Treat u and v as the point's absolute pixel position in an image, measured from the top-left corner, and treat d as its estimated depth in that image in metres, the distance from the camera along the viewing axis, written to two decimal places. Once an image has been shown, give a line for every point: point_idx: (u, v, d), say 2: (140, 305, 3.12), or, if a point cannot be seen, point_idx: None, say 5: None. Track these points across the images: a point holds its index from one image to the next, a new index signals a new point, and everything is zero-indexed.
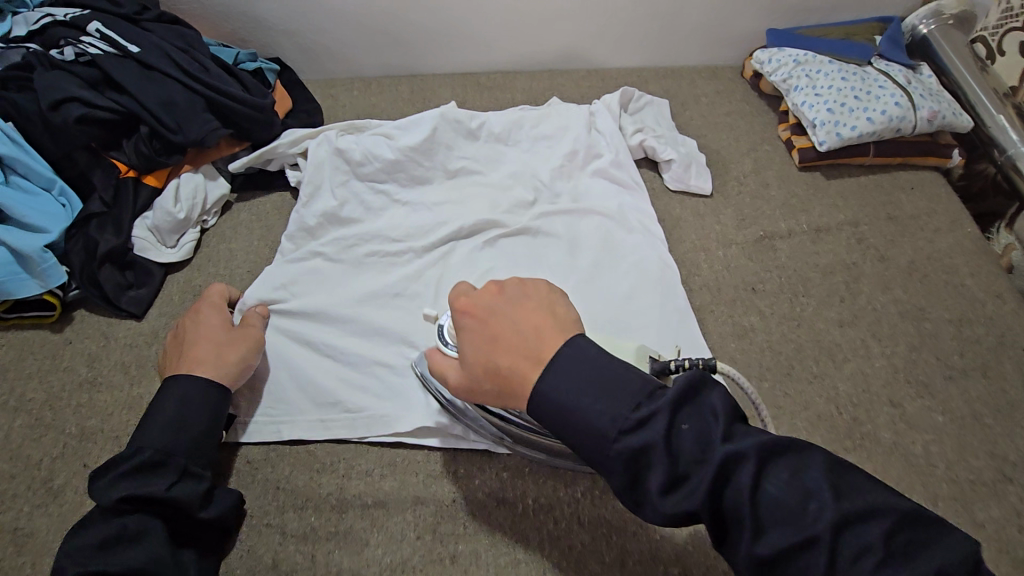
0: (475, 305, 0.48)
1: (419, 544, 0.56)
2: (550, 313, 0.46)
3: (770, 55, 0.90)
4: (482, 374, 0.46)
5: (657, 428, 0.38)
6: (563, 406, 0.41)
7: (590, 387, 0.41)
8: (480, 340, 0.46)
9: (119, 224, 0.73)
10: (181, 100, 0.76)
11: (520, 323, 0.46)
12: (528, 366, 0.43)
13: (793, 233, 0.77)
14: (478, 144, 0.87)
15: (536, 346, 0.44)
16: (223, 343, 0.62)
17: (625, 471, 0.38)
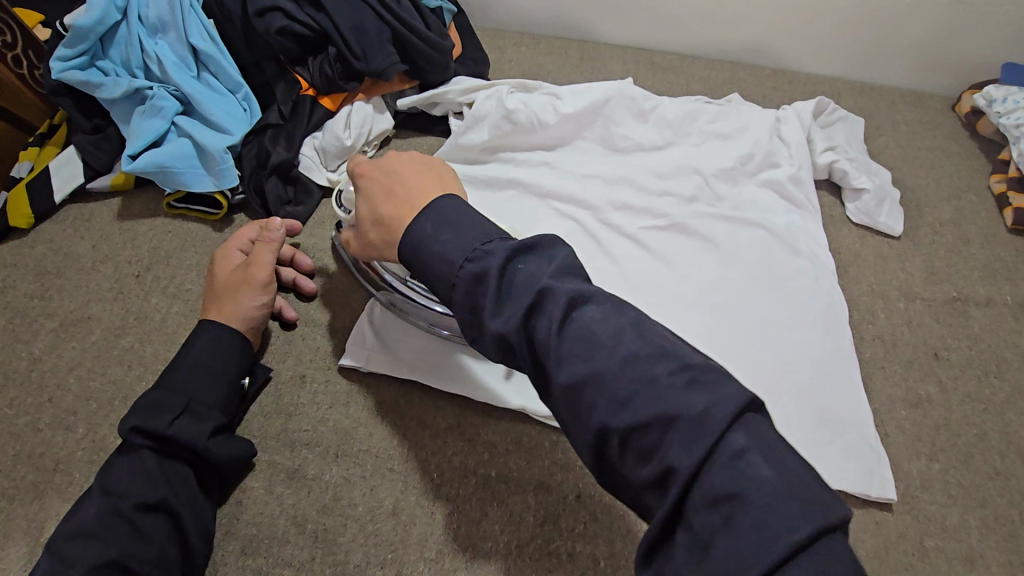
0: (372, 169, 0.50)
1: (539, 532, 0.53)
2: (430, 180, 0.48)
3: (1004, 92, 0.78)
4: (370, 225, 0.49)
5: (493, 261, 0.40)
6: (420, 237, 0.43)
7: (446, 227, 0.43)
8: (376, 195, 0.49)
9: (291, 138, 0.74)
10: (370, 27, 0.75)
11: (400, 186, 0.48)
12: (406, 215, 0.46)
13: (992, 301, 0.68)
14: (646, 125, 0.82)
15: (416, 198, 0.46)
16: (212, 289, 0.60)
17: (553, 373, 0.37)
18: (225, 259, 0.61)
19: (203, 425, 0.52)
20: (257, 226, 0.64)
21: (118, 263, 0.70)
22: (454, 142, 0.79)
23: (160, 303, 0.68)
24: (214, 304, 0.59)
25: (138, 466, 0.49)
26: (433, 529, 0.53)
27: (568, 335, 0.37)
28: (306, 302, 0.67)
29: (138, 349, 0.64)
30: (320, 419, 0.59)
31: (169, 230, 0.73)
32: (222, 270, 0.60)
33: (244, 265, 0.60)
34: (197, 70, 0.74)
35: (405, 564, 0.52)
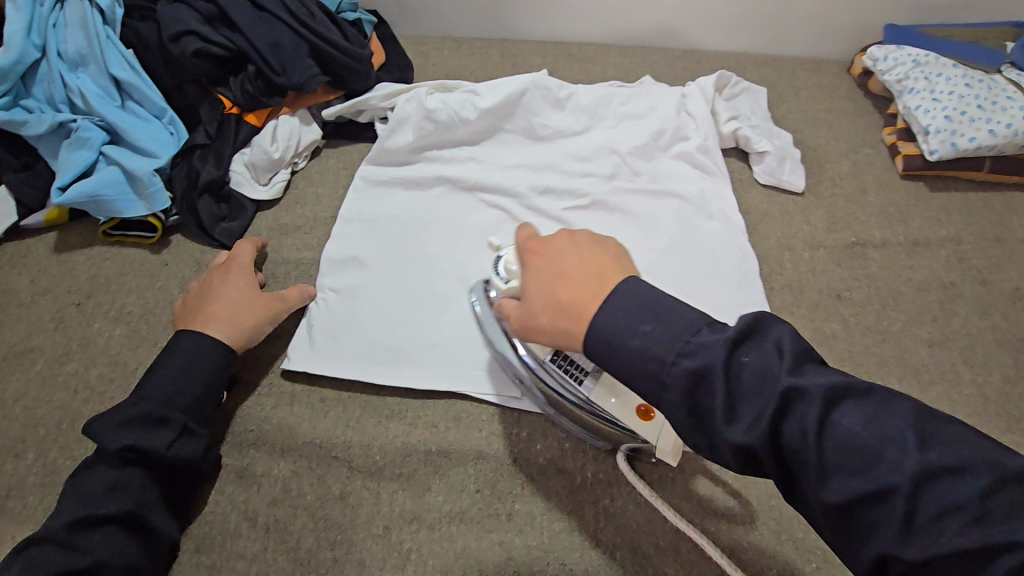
0: (545, 248, 0.46)
1: (479, 497, 0.57)
2: (610, 264, 0.43)
3: (885, 51, 0.84)
4: (540, 317, 0.43)
5: (714, 355, 0.35)
6: (609, 331, 0.38)
7: (628, 327, 0.37)
8: (544, 278, 0.44)
9: (220, 157, 0.77)
10: (286, 42, 0.78)
11: (570, 278, 0.43)
12: (588, 302, 0.40)
13: (888, 243, 0.73)
14: (564, 113, 0.86)
15: (602, 283, 0.41)
16: (226, 298, 0.62)
17: (682, 399, 0.35)
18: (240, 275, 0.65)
19: (190, 442, 0.54)
20: (251, 243, 0.70)
21: (57, 293, 0.72)
22: (381, 147, 0.82)
23: (102, 327, 0.69)
24: (227, 314, 0.61)
25: (119, 475, 0.51)
26: (379, 507, 0.56)
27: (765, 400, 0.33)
28: None
29: (83, 374, 0.66)
30: (264, 419, 0.62)
31: (106, 257, 0.75)
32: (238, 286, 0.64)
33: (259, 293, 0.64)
34: (121, 100, 0.76)
35: (354, 543, 0.55)
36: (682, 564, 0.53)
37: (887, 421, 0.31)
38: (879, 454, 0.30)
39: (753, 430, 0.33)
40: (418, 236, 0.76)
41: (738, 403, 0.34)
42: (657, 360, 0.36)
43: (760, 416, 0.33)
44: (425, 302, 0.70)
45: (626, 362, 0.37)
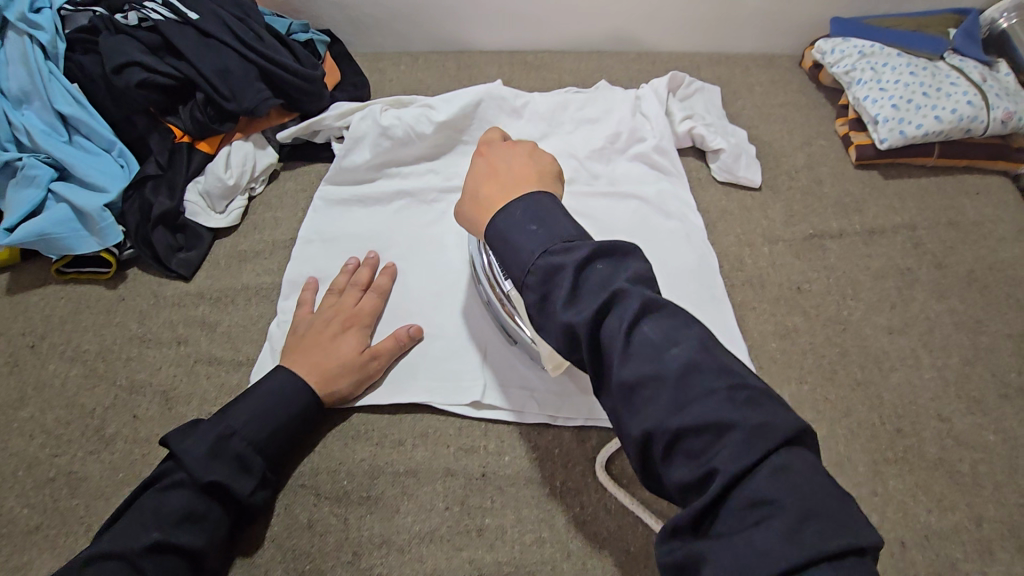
0: (490, 149, 0.54)
1: (448, 515, 0.56)
2: (538, 173, 0.51)
3: (832, 45, 0.85)
4: (462, 206, 0.53)
5: (574, 255, 0.41)
6: (507, 225, 0.44)
7: (525, 222, 0.44)
8: (481, 177, 0.52)
9: (173, 186, 0.76)
10: (235, 68, 0.77)
11: (501, 179, 0.50)
12: (500, 195, 0.49)
13: (845, 233, 0.74)
14: (521, 122, 0.86)
15: (518, 187, 0.49)
16: (317, 345, 0.62)
17: (537, 288, 0.41)
18: (347, 338, 0.63)
19: (201, 521, 0.51)
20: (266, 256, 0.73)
21: (10, 336, 0.70)
22: (338, 166, 0.81)
23: (58, 368, 0.68)
24: (311, 362, 0.60)
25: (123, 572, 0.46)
26: (346, 534, 0.55)
27: (617, 320, 0.38)
28: (209, 341, 0.70)
29: (38, 418, 0.64)
30: None
31: (60, 295, 0.73)
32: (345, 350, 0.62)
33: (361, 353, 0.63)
34: (69, 135, 0.75)
35: (323, 573, 0.54)
36: (654, 569, 0.53)
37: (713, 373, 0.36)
38: (698, 396, 0.35)
39: (628, 365, 0.37)
40: (380, 253, 0.75)
41: (580, 296, 0.40)
42: (528, 251, 0.43)
43: (622, 323, 0.37)
44: (389, 318, 0.69)
45: (509, 243, 0.44)
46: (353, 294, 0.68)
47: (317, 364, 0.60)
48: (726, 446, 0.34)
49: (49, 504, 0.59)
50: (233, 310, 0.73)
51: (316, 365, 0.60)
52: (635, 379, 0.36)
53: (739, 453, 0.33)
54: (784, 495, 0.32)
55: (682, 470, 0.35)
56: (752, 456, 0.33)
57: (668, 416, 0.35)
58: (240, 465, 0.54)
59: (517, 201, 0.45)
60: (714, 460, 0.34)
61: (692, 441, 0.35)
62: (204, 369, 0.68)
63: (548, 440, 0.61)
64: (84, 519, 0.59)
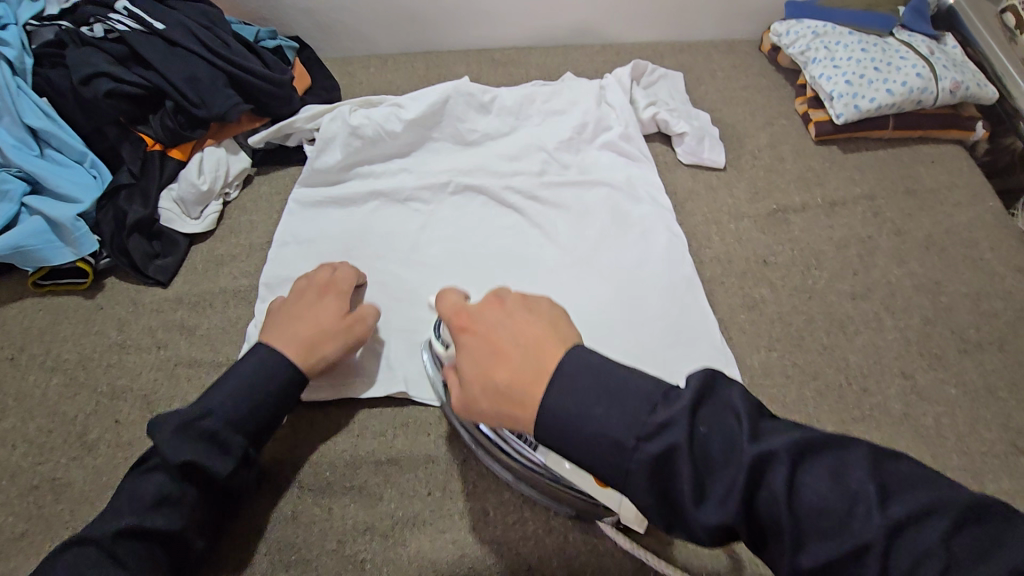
0: (474, 321, 0.47)
1: (431, 498, 0.57)
2: (547, 329, 0.44)
3: (787, 27, 0.88)
4: (479, 395, 0.43)
5: (671, 433, 0.35)
6: (563, 414, 0.38)
7: (573, 393, 0.39)
8: (482, 355, 0.44)
9: (146, 195, 0.76)
10: (203, 75, 0.78)
11: (512, 355, 0.43)
12: (532, 384, 0.41)
13: (807, 206, 0.76)
14: (490, 117, 0.87)
15: (539, 359, 0.42)
16: (300, 318, 0.60)
17: (639, 477, 0.36)
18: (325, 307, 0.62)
19: (176, 505, 0.50)
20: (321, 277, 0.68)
21: None
22: (311, 167, 0.81)
23: (38, 379, 0.68)
24: (294, 335, 0.58)
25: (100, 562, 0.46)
26: (331, 522, 0.56)
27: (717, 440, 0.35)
28: (189, 344, 0.71)
29: (19, 429, 0.65)
30: None
31: (37, 308, 0.73)
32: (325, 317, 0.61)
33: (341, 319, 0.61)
34: (39, 148, 0.75)
35: (310, 562, 0.54)
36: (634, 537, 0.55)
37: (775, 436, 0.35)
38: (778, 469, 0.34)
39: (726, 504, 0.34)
40: (356, 250, 0.76)
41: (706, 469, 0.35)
42: (613, 440, 0.37)
43: (733, 488, 0.34)
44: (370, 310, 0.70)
45: (552, 420, 0.39)
46: (326, 267, 0.67)
47: (296, 338, 0.58)
48: (842, 497, 0.32)
49: (33, 512, 0.60)
50: (213, 314, 0.73)
51: (295, 340, 0.58)
52: (729, 502, 0.34)
53: (858, 500, 0.32)
54: (929, 519, 0.31)
55: (822, 547, 0.32)
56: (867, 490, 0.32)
57: (769, 502, 0.33)
58: (212, 443, 0.51)
59: (551, 398, 0.39)
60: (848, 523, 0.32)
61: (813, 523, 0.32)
62: (184, 372, 0.69)
63: None
64: (70, 523, 0.59)
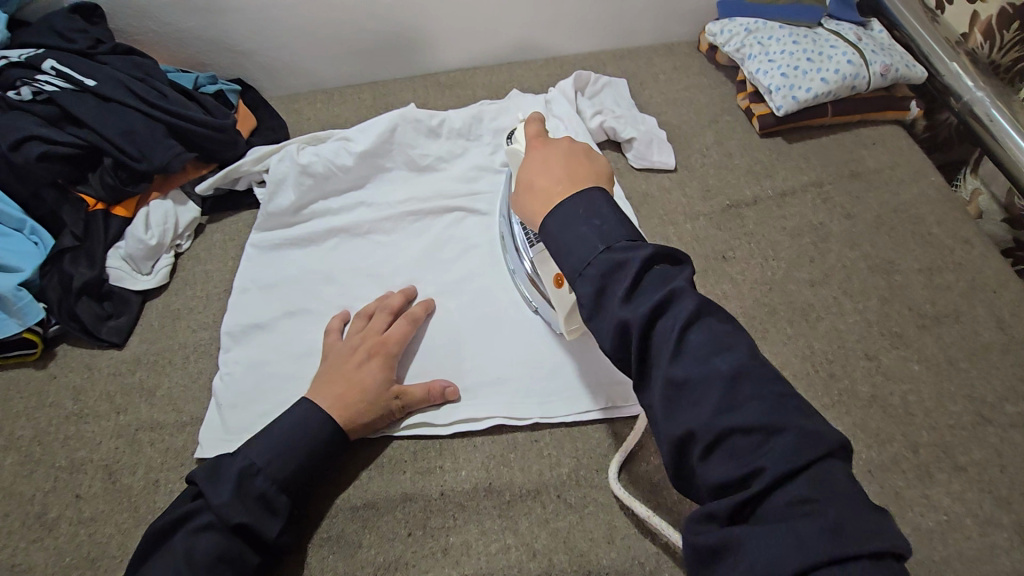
0: (546, 146, 0.57)
1: (411, 540, 0.56)
2: (582, 167, 0.54)
3: (721, 26, 0.90)
4: (521, 190, 0.55)
5: (635, 255, 0.44)
6: (567, 214, 0.48)
7: (581, 217, 0.47)
8: (535, 167, 0.55)
9: (92, 256, 0.74)
10: (140, 128, 0.77)
11: (552, 173, 0.54)
12: (555, 194, 0.51)
13: (759, 199, 0.77)
14: (440, 140, 0.86)
15: (566, 181, 0.52)
16: (343, 375, 0.60)
17: (596, 280, 0.44)
18: (371, 371, 0.61)
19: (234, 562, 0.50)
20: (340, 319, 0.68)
21: None
22: (264, 212, 0.80)
23: None
24: (334, 394, 0.59)
25: None
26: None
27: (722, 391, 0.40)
28: (149, 405, 0.69)
29: None
30: None
31: None
32: (369, 384, 0.60)
33: (385, 387, 0.61)
34: None
35: None
36: (619, 552, 0.55)
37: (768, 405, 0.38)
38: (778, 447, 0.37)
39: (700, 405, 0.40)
40: (321, 293, 0.75)
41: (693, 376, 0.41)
42: (591, 246, 0.45)
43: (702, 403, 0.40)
44: None
45: (557, 219, 0.48)
46: (383, 318, 0.67)
47: (337, 402, 0.58)
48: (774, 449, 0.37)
49: None
50: (172, 373, 0.71)
51: (337, 404, 0.58)
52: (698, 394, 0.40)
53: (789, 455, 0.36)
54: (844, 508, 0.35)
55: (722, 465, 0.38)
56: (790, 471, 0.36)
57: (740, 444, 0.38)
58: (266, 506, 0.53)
59: (565, 204, 0.48)
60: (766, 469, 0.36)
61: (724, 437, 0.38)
62: (146, 436, 0.66)
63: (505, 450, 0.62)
64: None
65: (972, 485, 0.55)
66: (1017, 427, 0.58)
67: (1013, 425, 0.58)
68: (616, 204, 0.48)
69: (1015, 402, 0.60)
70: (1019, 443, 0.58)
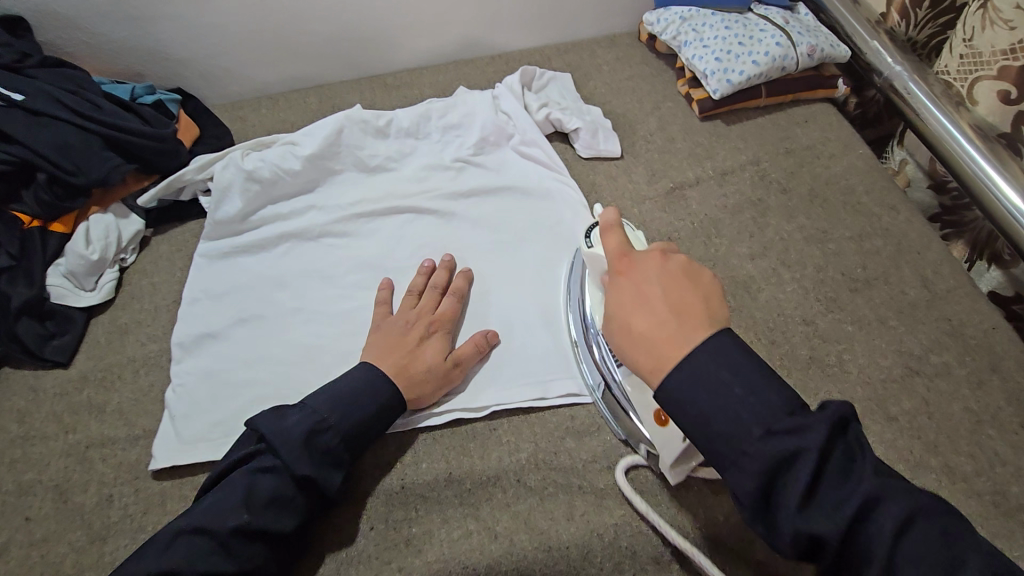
0: (636, 267, 0.49)
1: (373, 534, 0.56)
2: (695, 304, 0.46)
3: (657, 15, 0.93)
4: (621, 339, 0.47)
5: (809, 438, 0.39)
6: (694, 374, 0.43)
7: (720, 382, 0.42)
8: (626, 301, 0.48)
9: (31, 274, 0.72)
10: (75, 141, 0.75)
11: (658, 300, 0.46)
12: (670, 351, 0.44)
13: (701, 180, 0.80)
14: (389, 140, 0.86)
15: (684, 333, 0.44)
16: (404, 347, 0.62)
17: (753, 467, 0.39)
18: (433, 349, 0.63)
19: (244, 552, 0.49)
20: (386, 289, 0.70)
21: None
22: (211, 221, 0.79)
23: None
24: (398, 367, 0.60)
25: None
26: None
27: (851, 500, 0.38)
28: (99, 423, 0.67)
29: None
30: (137, 530, 0.60)
31: None
32: (433, 357, 0.62)
33: (448, 365, 0.63)
34: None
35: None
36: (578, 527, 0.56)
37: (896, 498, 0.38)
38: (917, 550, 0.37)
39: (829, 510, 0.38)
40: (274, 298, 0.74)
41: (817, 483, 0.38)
42: (739, 425, 0.41)
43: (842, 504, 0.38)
44: (299, 364, 0.69)
45: (670, 398, 0.43)
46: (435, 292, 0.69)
47: (408, 379, 0.60)
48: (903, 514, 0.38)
49: None
50: (123, 388, 0.69)
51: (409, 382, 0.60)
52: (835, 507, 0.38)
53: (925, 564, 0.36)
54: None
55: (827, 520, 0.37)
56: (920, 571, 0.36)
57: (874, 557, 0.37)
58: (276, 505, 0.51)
59: (689, 353, 0.43)
60: (869, 550, 0.37)
61: (828, 501, 0.38)
62: (97, 453, 0.65)
63: (463, 440, 0.62)
64: None
65: (903, 435, 0.58)
66: (944, 376, 0.62)
67: (939, 375, 0.62)
68: (742, 344, 0.44)
69: (941, 353, 0.63)
70: (947, 391, 0.61)
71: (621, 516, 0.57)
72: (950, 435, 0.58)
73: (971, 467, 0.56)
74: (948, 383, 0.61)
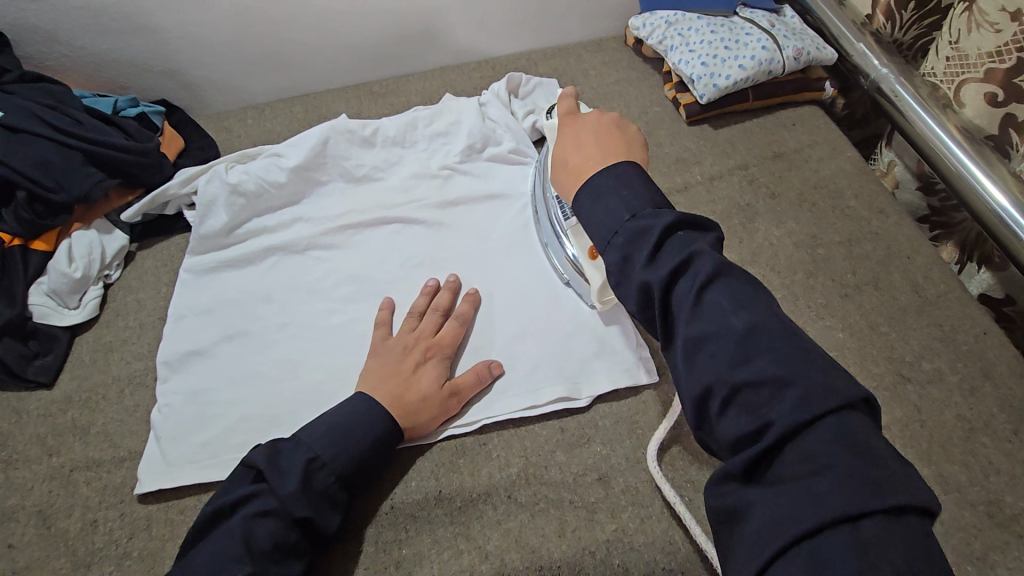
0: (579, 120, 0.62)
1: (363, 556, 0.55)
2: (620, 145, 0.57)
3: (643, 20, 0.92)
4: (560, 169, 0.59)
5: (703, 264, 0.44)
6: (606, 182, 0.51)
7: (615, 188, 0.51)
8: (567, 142, 0.60)
9: (12, 294, 0.70)
10: (55, 157, 0.74)
11: (592, 142, 0.58)
12: (592, 162, 0.56)
13: (689, 185, 0.80)
14: (375, 150, 0.85)
15: (604, 151, 0.56)
16: (399, 376, 0.61)
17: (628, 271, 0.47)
18: (428, 376, 0.62)
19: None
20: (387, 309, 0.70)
21: None
22: (196, 235, 0.78)
23: None
24: (393, 396, 0.60)
25: None
26: None
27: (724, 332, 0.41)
28: (84, 445, 0.66)
29: None
30: (123, 555, 0.59)
31: None
32: (428, 385, 0.61)
33: (442, 394, 0.61)
34: None
35: None
36: (570, 543, 0.56)
37: (787, 359, 0.39)
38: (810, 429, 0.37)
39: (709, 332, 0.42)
40: (261, 314, 0.73)
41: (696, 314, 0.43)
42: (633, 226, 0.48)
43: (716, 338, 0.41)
44: (288, 381, 0.68)
45: (589, 213, 0.52)
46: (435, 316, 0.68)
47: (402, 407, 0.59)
48: (806, 424, 0.38)
49: None
50: (108, 408, 0.69)
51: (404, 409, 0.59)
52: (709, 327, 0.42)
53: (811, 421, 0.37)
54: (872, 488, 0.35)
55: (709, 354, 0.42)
56: (796, 528, 0.35)
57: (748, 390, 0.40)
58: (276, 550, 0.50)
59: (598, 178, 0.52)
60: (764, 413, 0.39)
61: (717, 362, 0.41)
62: (82, 476, 0.64)
63: (452, 456, 0.61)
64: None
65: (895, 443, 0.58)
66: (934, 382, 0.62)
67: (930, 381, 0.62)
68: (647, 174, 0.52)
69: (932, 359, 0.63)
70: (938, 398, 0.61)
71: (612, 531, 0.56)
72: (942, 443, 0.58)
73: (963, 475, 0.56)
74: (939, 390, 0.61)
